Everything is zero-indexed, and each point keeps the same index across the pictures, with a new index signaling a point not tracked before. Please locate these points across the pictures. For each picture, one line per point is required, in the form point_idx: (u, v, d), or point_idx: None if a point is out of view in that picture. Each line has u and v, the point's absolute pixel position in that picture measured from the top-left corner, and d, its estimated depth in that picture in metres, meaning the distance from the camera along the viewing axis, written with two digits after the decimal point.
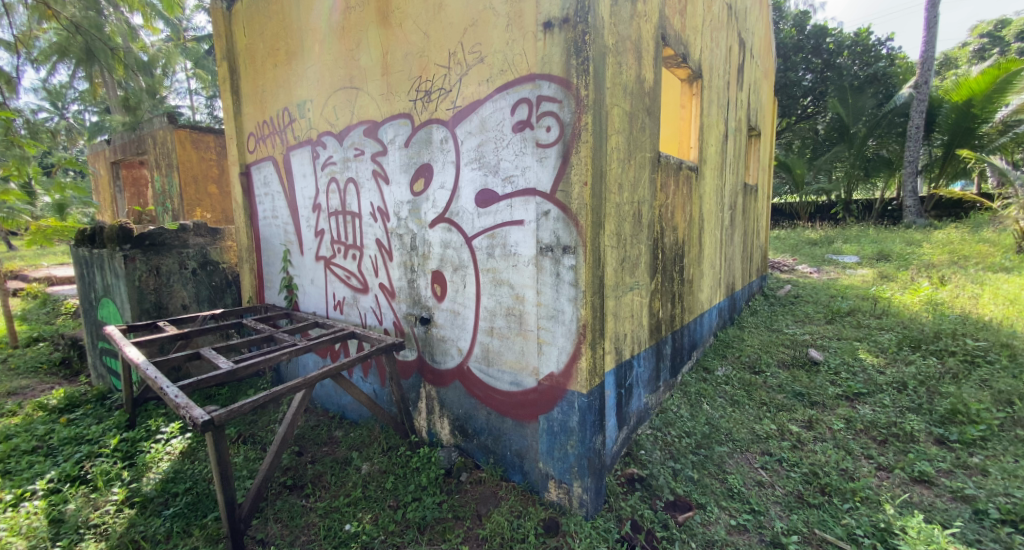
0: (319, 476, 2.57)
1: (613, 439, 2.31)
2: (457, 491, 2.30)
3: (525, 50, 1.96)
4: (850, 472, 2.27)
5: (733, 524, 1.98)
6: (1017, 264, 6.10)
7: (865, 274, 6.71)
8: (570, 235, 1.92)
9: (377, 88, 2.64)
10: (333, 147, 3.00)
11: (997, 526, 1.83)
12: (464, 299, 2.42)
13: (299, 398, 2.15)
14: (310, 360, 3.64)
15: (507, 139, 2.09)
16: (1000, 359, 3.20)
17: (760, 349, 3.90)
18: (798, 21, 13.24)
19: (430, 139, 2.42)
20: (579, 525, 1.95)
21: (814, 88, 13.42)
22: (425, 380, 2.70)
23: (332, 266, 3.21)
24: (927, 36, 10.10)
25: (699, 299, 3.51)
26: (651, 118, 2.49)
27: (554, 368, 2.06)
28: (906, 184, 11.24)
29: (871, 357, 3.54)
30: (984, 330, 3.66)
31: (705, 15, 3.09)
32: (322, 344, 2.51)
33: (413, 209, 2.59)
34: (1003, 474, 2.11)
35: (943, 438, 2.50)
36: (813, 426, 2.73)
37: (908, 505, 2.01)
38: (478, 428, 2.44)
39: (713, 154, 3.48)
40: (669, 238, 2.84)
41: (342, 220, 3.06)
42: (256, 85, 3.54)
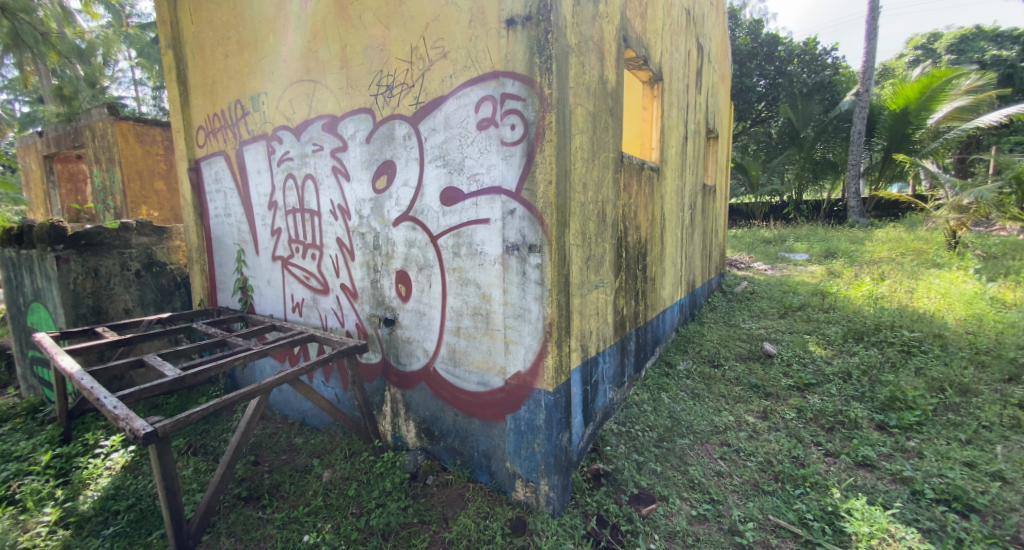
0: (277, 486, 2.46)
1: (580, 435, 2.33)
2: (423, 495, 2.26)
3: (488, 46, 1.95)
4: (801, 459, 2.39)
5: (694, 514, 2.03)
6: (948, 259, 6.60)
7: (814, 271, 7.08)
8: (535, 233, 1.92)
9: (336, 82, 2.55)
10: (290, 142, 2.88)
11: (933, 505, 1.96)
12: (429, 299, 2.37)
13: (253, 405, 2.05)
14: (268, 365, 3.48)
15: (472, 136, 2.06)
16: (933, 348, 3.46)
17: (719, 343, 4.06)
18: (753, 29, 13.81)
19: (393, 135, 2.36)
20: (546, 523, 1.96)
21: (768, 94, 14.07)
22: (389, 383, 2.64)
23: (290, 266, 3.07)
24: (868, 46, 10.78)
25: (661, 296, 3.59)
26: (614, 118, 2.53)
27: (521, 367, 2.06)
28: (850, 186, 12.00)
29: (820, 349, 3.74)
30: (919, 321, 3.94)
31: (665, 19, 3.18)
32: (279, 348, 2.40)
33: (376, 207, 2.51)
34: (936, 456, 2.28)
35: (884, 424, 2.66)
36: (767, 417, 2.85)
37: (853, 488, 2.13)
38: (445, 430, 2.41)
39: (674, 155, 3.58)
40: (632, 236, 2.90)
41: (301, 219, 2.94)
42: (206, 75, 3.35)
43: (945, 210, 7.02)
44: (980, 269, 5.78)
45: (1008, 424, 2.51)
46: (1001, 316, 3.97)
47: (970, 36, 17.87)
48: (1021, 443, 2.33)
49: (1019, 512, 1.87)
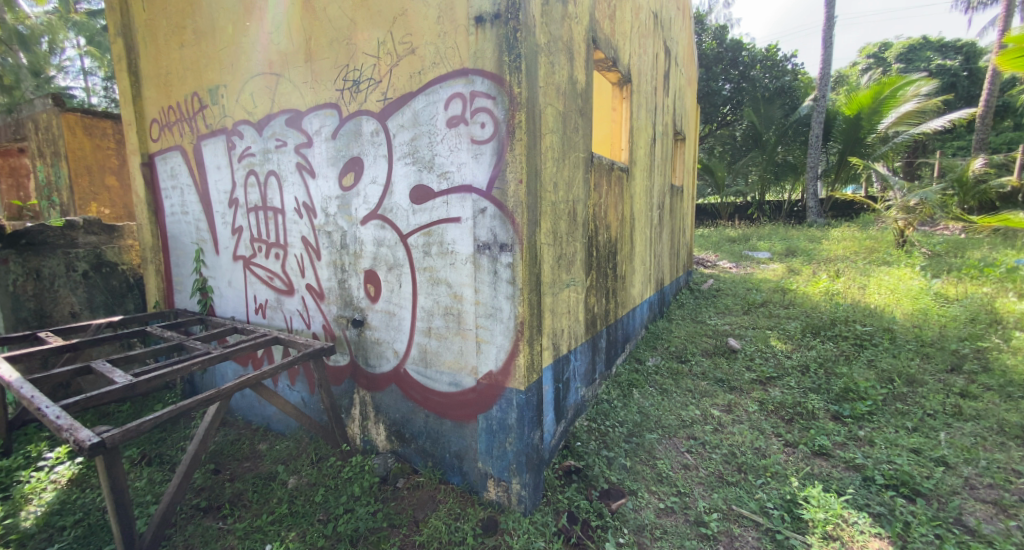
0: (239, 495, 2.36)
1: (551, 433, 2.35)
2: (393, 499, 2.22)
3: (457, 43, 1.93)
4: (762, 450, 2.47)
5: (662, 507, 2.08)
6: (896, 257, 7.00)
7: (775, 268, 7.37)
8: (506, 233, 1.92)
9: (300, 76, 2.47)
10: (251, 137, 2.77)
11: (882, 490, 2.07)
12: (399, 299, 2.33)
13: (213, 411, 1.96)
14: (229, 369, 3.34)
15: (441, 134, 2.04)
16: (882, 341, 3.66)
17: (686, 339, 4.16)
18: (718, 34, 14.22)
19: (360, 131, 2.31)
20: (518, 521, 1.96)
21: (732, 98, 14.55)
22: (358, 386, 2.58)
23: (253, 266, 2.96)
24: (825, 54, 11.30)
25: (631, 294, 3.65)
26: (584, 118, 2.56)
27: (493, 366, 2.05)
28: (809, 187, 12.56)
29: (781, 344, 3.89)
30: (870, 316, 4.16)
31: (633, 22, 3.23)
32: (241, 351, 2.30)
33: (343, 205, 2.45)
34: (886, 444, 2.41)
35: (838, 414, 2.79)
36: (731, 410, 2.95)
37: (810, 476, 2.22)
38: (416, 432, 2.37)
39: (643, 155, 3.65)
40: (602, 235, 2.94)
41: (263, 217, 2.83)
42: (159, 66, 3.19)
43: (894, 211, 7.43)
44: (925, 266, 6.16)
45: (949, 412, 2.67)
46: (943, 311, 4.24)
47: (917, 46, 18.99)
48: (961, 429, 2.50)
49: (960, 494, 2.00)
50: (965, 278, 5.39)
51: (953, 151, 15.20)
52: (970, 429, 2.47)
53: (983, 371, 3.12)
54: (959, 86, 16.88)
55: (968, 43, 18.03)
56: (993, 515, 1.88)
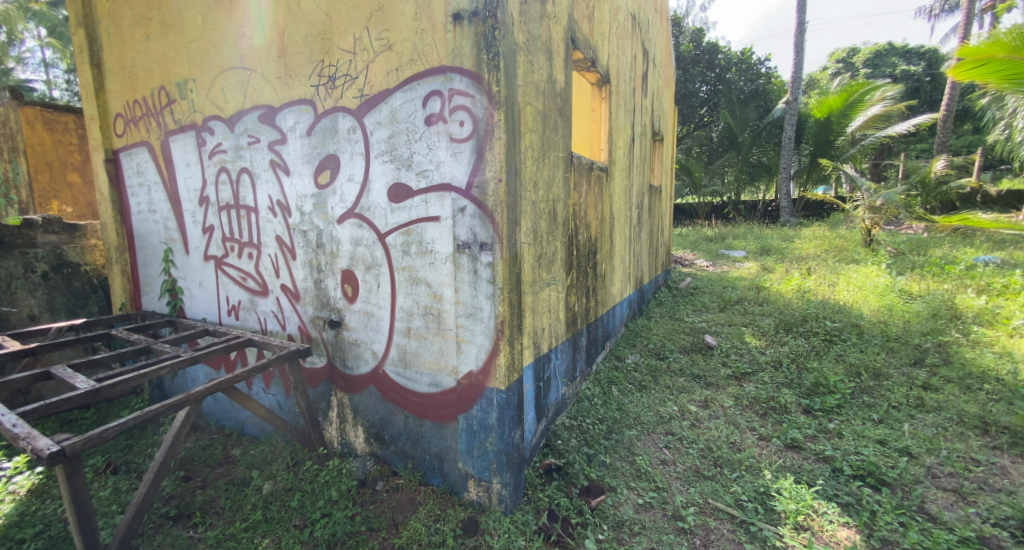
0: (211, 502, 2.29)
1: (532, 432, 2.35)
2: (372, 502, 2.19)
3: (434, 41, 1.91)
4: (737, 444, 2.53)
5: (640, 503, 2.10)
6: (863, 255, 7.27)
7: (749, 266, 7.56)
8: (486, 232, 1.91)
9: (273, 70, 2.41)
10: (222, 133, 2.69)
11: (850, 481, 2.14)
12: (378, 300, 2.30)
13: (182, 417, 1.89)
14: (201, 372, 3.23)
15: (419, 132, 2.02)
16: (851, 337, 3.79)
17: (664, 336, 4.23)
18: (695, 37, 14.49)
19: (336, 128, 2.26)
20: (498, 521, 1.95)
21: (709, 100, 14.85)
22: (336, 388, 2.53)
23: (225, 266, 2.87)
24: (797, 58, 11.64)
25: (611, 292, 3.69)
26: (563, 118, 2.57)
27: (473, 366, 2.04)
28: (782, 188, 12.94)
29: (755, 340, 3.99)
30: (839, 312, 4.30)
31: (611, 23, 3.26)
32: (212, 354, 2.23)
33: (319, 204, 2.40)
34: (854, 435, 2.49)
35: (809, 408, 2.88)
36: (708, 406, 3.01)
37: (782, 469, 2.28)
38: (396, 434, 2.34)
39: (622, 155, 3.68)
40: (582, 234, 2.96)
41: (236, 216, 2.75)
42: (124, 58, 3.06)
43: (862, 210, 7.71)
44: (890, 263, 6.41)
45: (913, 404, 2.79)
46: (907, 306, 4.42)
47: (883, 52, 19.76)
48: (923, 420, 2.60)
49: (922, 483, 2.08)
50: (927, 275, 5.63)
51: (916, 154, 15.89)
52: (932, 420, 2.58)
53: (943, 363, 3.27)
54: (922, 91, 17.69)
55: (931, 49, 18.84)
56: (954, 503, 1.96)
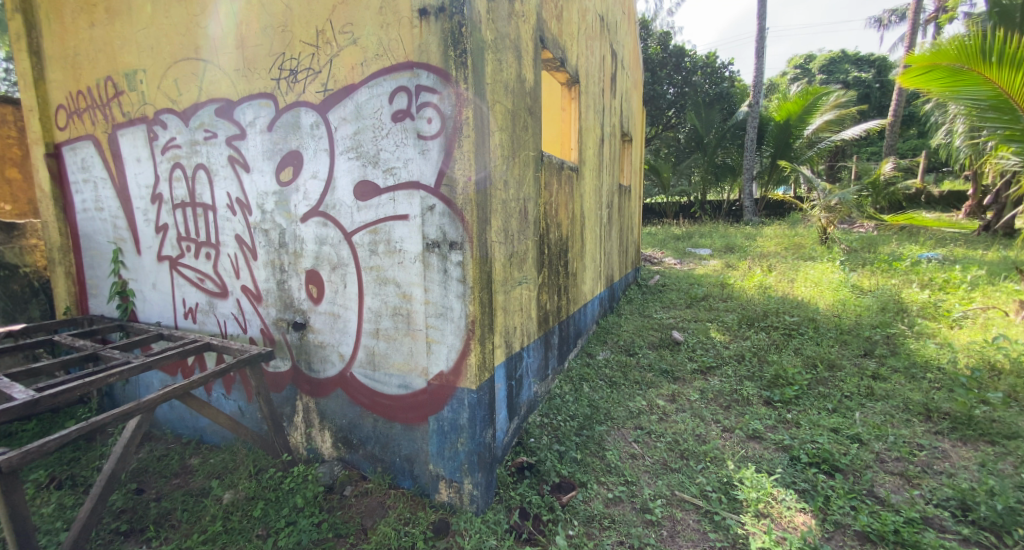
0: (166, 515, 2.18)
1: (504, 431, 2.34)
2: (340, 508, 2.13)
3: (400, 36, 1.88)
4: (703, 436, 2.60)
5: (610, 497, 2.13)
6: (819, 252, 7.65)
7: (714, 264, 7.81)
8: (456, 230, 1.89)
9: (230, 63, 2.31)
10: (176, 127, 2.56)
11: (807, 468, 2.24)
12: (345, 300, 2.24)
13: (132, 426, 1.78)
14: (155, 379, 3.07)
15: (386, 128, 1.98)
16: (808, 331, 3.97)
17: (634, 333, 4.31)
18: (662, 40, 14.83)
19: (299, 124, 2.19)
20: (469, 521, 1.94)
21: (676, 102, 15.24)
22: (301, 392, 2.45)
23: (180, 267, 2.74)
24: (758, 64, 12.10)
25: (582, 290, 3.73)
26: (533, 117, 2.57)
27: (443, 367, 2.02)
28: (745, 188, 13.43)
29: (720, 335, 4.13)
30: (797, 307, 4.51)
31: (580, 24, 3.29)
32: (167, 359, 2.11)
33: (281, 201, 2.32)
34: (810, 425, 2.61)
35: (769, 399, 3.00)
36: (675, 399, 3.08)
37: (744, 459, 2.36)
38: (365, 437, 2.29)
39: (592, 155, 3.73)
40: (553, 233, 2.98)
41: (192, 215, 2.62)
42: (66, 46, 2.87)
43: (818, 210, 8.10)
44: (844, 260, 6.76)
45: (863, 393, 2.94)
46: (859, 301, 4.66)
47: (837, 59, 20.81)
48: (873, 408, 2.75)
49: (872, 468, 2.20)
50: (877, 271, 5.97)
51: (868, 157, 16.86)
52: (881, 408, 2.74)
53: (891, 354, 3.47)
54: (872, 97, 18.79)
55: (880, 58, 19.99)
56: (900, 485, 2.08)
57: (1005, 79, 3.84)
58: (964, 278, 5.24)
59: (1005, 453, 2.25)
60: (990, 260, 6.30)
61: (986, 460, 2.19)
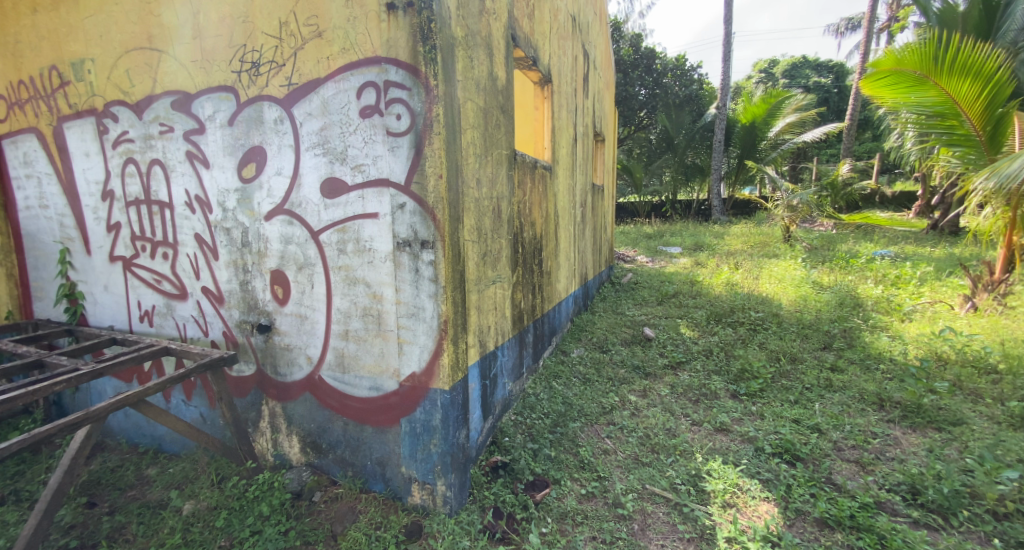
0: (121, 529, 2.06)
1: (478, 431, 2.33)
2: (308, 514, 2.07)
3: (368, 29, 1.83)
4: (673, 430, 2.66)
5: (583, 493, 2.15)
6: (782, 249, 7.96)
7: (684, 262, 8.02)
8: (427, 229, 1.86)
9: (187, 54, 2.21)
10: (128, 120, 2.43)
11: (770, 458, 2.32)
12: (312, 301, 2.18)
13: (81, 437, 1.68)
14: (108, 386, 2.91)
15: (354, 124, 1.93)
16: (771, 325, 4.13)
17: (607, 330, 4.37)
18: (633, 42, 15.08)
19: (261, 118, 2.11)
20: (443, 523, 1.92)
21: (648, 103, 15.52)
22: (267, 396, 2.37)
23: (135, 268, 2.60)
24: (725, 67, 12.46)
25: (557, 289, 3.75)
26: (505, 115, 2.57)
27: (415, 368, 1.99)
28: (714, 188, 13.83)
29: (689, 331, 4.23)
30: (762, 303, 4.67)
31: (552, 23, 3.30)
32: (121, 365, 1.99)
33: (243, 199, 2.23)
34: (773, 416, 2.71)
35: (736, 392, 3.10)
36: (646, 395, 3.14)
37: (712, 451, 2.43)
38: (335, 441, 2.23)
39: (565, 154, 3.76)
40: (527, 232, 2.98)
41: (147, 212, 2.50)
42: (4, 32, 2.68)
43: (780, 209, 8.42)
44: (805, 257, 7.06)
45: (823, 384, 3.08)
46: (818, 296, 4.87)
47: (799, 64, 21.69)
48: (831, 399, 2.88)
49: (830, 456, 2.30)
50: (836, 268, 6.26)
51: (827, 158, 17.69)
52: (839, 398, 2.87)
53: (847, 346, 3.64)
54: (831, 101, 19.68)
55: (838, 64, 20.98)
56: (855, 472, 2.19)
57: (952, 85, 4.10)
58: (914, 273, 5.56)
59: (951, 439, 2.39)
60: (937, 257, 6.71)
61: (933, 445, 2.32)
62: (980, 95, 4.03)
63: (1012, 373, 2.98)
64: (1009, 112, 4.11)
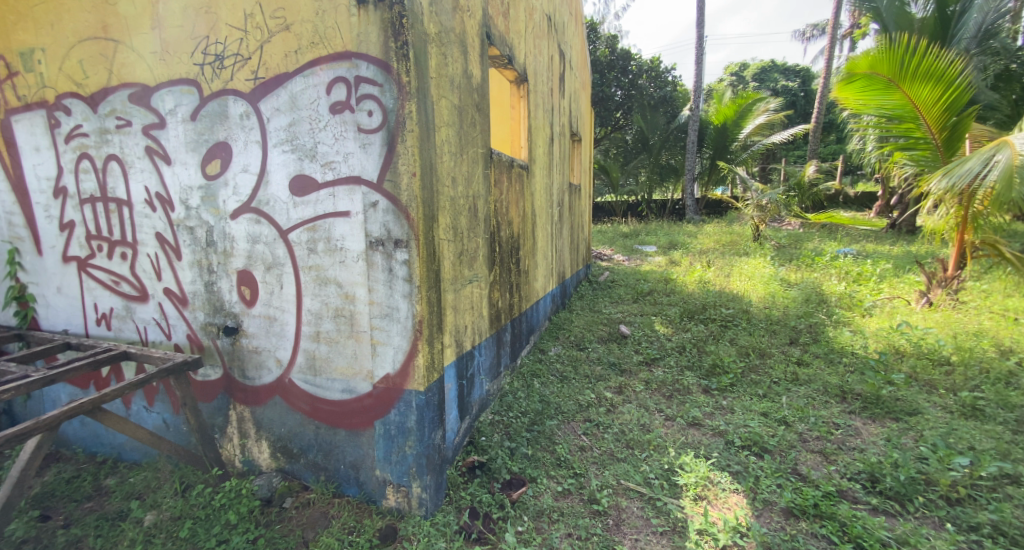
0: (76, 543, 1.96)
1: (454, 431, 2.31)
2: (278, 521, 2.01)
3: (338, 23, 1.79)
4: (647, 425, 2.71)
5: (559, 490, 2.16)
6: (752, 248, 8.20)
7: (659, 260, 8.16)
8: (400, 228, 1.83)
9: (146, 45, 2.12)
10: (82, 114, 2.31)
11: (740, 451, 2.39)
12: (282, 302, 2.12)
13: (31, 447, 1.58)
14: (63, 392, 2.76)
15: (324, 120, 1.88)
16: (741, 321, 4.24)
17: (584, 328, 4.41)
18: (610, 42, 15.22)
19: (226, 113, 2.04)
20: (418, 526, 1.90)
21: (624, 104, 15.72)
22: (235, 401, 2.30)
23: (90, 269, 2.48)
24: (698, 69, 12.73)
25: (534, 287, 3.76)
26: (481, 113, 2.55)
27: (389, 369, 1.96)
28: (688, 188, 14.13)
29: (664, 328, 4.31)
30: (732, 300, 4.80)
31: (527, 22, 3.30)
32: (75, 371, 1.89)
33: (207, 196, 2.15)
34: (743, 410, 2.79)
35: (708, 388, 3.17)
36: (622, 391, 3.19)
37: (685, 445, 2.48)
38: (306, 446, 2.18)
39: (542, 153, 3.76)
40: (504, 231, 2.98)
41: (103, 211, 2.38)
42: None
43: (750, 209, 8.67)
44: (774, 255, 7.29)
45: (789, 378, 3.18)
46: (786, 293, 5.04)
47: (769, 68, 22.39)
48: (797, 392, 2.98)
49: (796, 447, 2.38)
50: (802, 265, 6.49)
51: (794, 160, 18.36)
52: (804, 391, 2.97)
53: (813, 341, 3.77)
54: (799, 104, 20.39)
55: (805, 69, 21.77)
56: (819, 462, 2.27)
57: (912, 90, 4.29)
58: (874, 270, 5.82)
59: (907, 428, 2.51)
60: (896, 254, 7.04)
61: (891, 435, 2.43)
62: (938, 100, 4.24)
63: (962, 364, 3.15)
64: (963, 120, 4.35)
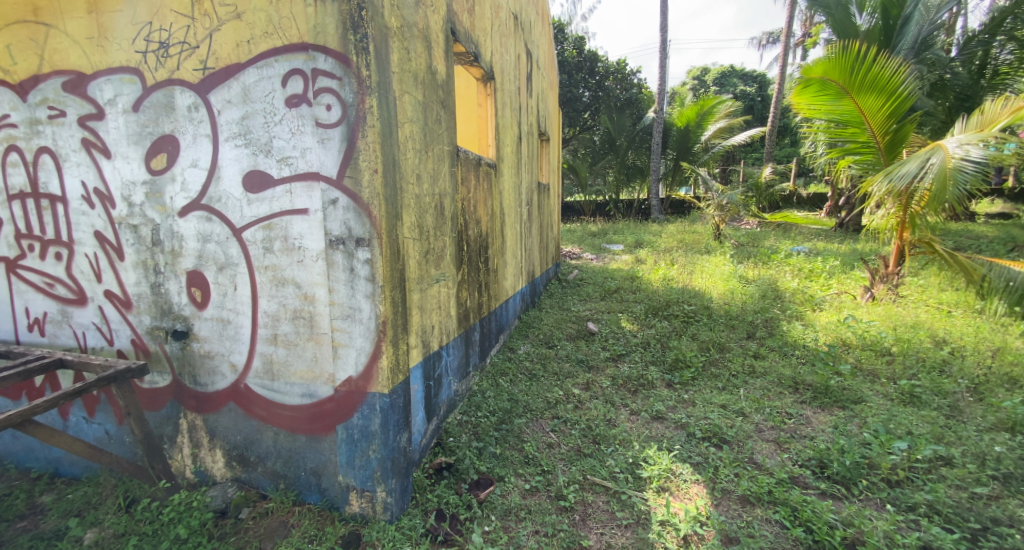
0: None
1: (421, 433, 2.28)
2: (234, 533, 1.90)
3: (293, 14, 1.73)
4: (613, 420, 2.76)
5: (527, 488, 2.16)
6: (714, 246, 8.50)
7: (625, 259, 8.33)
8: (361, 226, 1.79)
9: (81, 30, 1.97)
10: (9, 103, 2.13)
11: (701, 442, 2.46)
12: (236, 304, 2.02)
13: None
14: None
15: (280, 114, 1.81)
16: (702, 317, 4.39)
17: (553, 326, 4.44)
18: (577, 44, 15.39)
19: (172, 104, 1.93)
20: (383, 531, 1.86)
21: (592, 105, 15.95)
22: (186, 408, 2.18)
23: (21, 271, 2.29)
24: (663, 73, 13.08)
25: (503, 286, 3.75)
26: (446, 110, 2.52)
27: (352, 371, 1.90)
28: (653, 188, 14.49)
29: (630, 325, 4.40)
30: (694, 296, 4.96)
31: (493, 20, 3.29)
32: (3, 382, 1.73)
33: (153, 193, 2.03)
34: (703, 403, 2.88)
35: (670, 382, 3.25)
36: (589, 387, 3.23)
37: (648, 438, 2.54)
38: (264, 453, 2.09)
39: (509, 152, 3.76)
40: (472, 229, 2.96)
41: (35, 208, 2.21)
42: None
43: (711, 209, 8.97)
44: (734, 253, 7.58)
45: (746, 371, 3.31)
46: (744, 289, 5.25)
47: (729, 73, 23.28)
48: (754, 384, 3.11)
49: (752, 437, 2.48)
50: (760, 263, 6.78)
51: (753, 162, 19.17)
52: (760, 383, 3.10)
53: (768, 335, 3.95)
54: (756, 109, 21.31)
55: (762, 75, 22.79)
56: (774, 450, 2.37)
57: (859, 97, 4.55)
58: (825, 267, 6.15)
59: (852, 416, 2.66)
60: (845, 252, 7.47)
61: (838, 422, 2.56)
62: (883, 107, 4.51)
63: (901, 354, 3.37)
64: (904, 127, 4.66)
